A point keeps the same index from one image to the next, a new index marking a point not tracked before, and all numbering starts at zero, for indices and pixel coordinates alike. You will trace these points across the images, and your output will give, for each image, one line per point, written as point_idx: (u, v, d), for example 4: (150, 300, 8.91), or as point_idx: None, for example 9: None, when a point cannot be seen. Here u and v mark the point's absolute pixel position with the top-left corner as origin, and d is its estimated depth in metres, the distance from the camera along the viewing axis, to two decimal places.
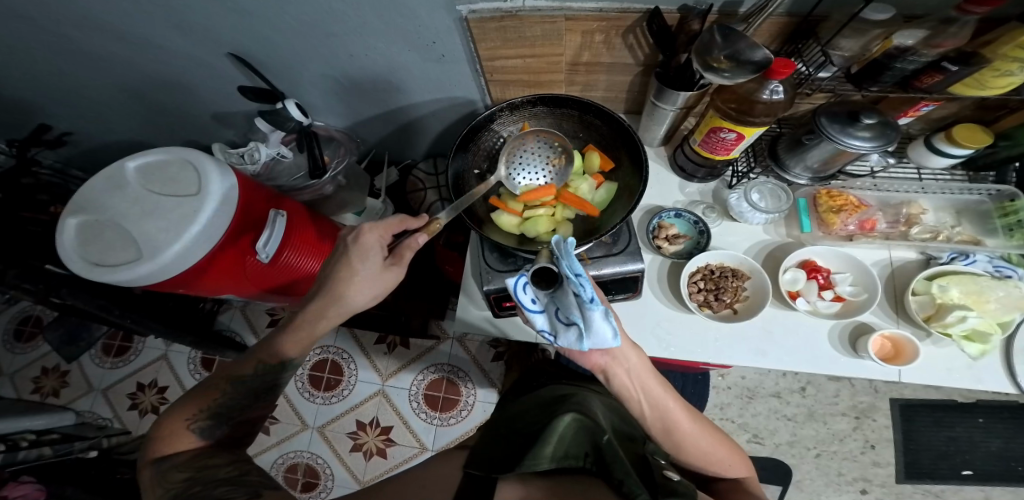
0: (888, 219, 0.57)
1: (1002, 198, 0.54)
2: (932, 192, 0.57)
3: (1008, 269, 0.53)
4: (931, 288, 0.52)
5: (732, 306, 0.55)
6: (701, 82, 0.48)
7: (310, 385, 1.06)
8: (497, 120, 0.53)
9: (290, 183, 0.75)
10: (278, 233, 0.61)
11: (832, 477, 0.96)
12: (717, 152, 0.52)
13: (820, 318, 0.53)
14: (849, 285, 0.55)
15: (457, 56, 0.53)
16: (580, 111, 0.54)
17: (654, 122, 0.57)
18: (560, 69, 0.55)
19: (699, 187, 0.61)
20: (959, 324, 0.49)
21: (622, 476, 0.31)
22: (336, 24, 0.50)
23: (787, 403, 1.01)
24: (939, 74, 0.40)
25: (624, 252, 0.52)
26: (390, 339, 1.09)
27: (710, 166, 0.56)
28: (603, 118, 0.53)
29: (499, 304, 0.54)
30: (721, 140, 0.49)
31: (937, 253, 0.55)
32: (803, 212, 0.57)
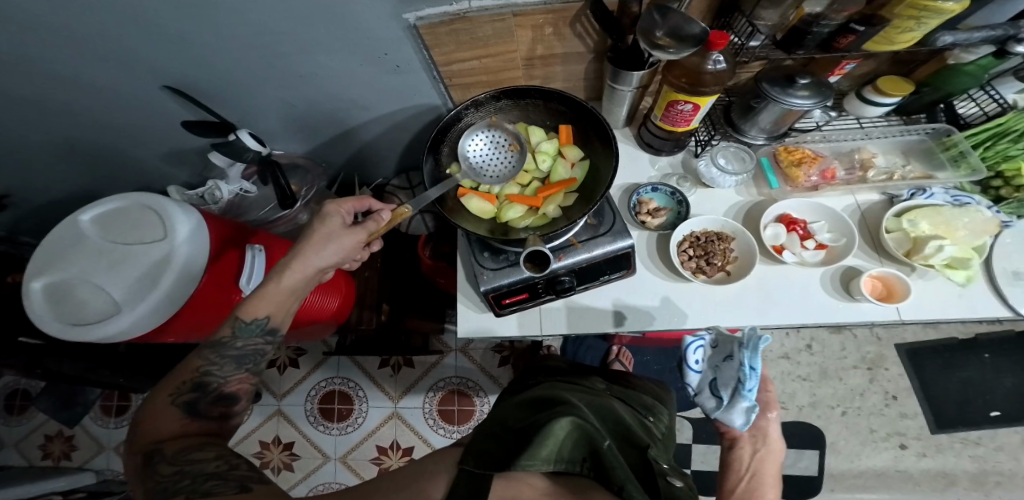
0: (845, 168, 0.59)
1: (939, 135, 0.58)
2: (876, 138, 0.60)
3: (965, 197, 0.55)
4: (902, 225, 0.53)
5: (724, 270, 0.55)
6: (651, 60, 0.50)
7: (321, 417, 1.06)
8: (465, 119, 0.54)
9: (260, 216, 0.77)
10: (258, 267, 0.62)
11: (865, 435, 0.95)
12: (679, 124, 0.52)
13: (811, 267, 0.53)
14: (826, 233, 0.56)
15: (412, 64, 0.55)
16: (545, 100, 0.55)
17: (614, 104, 0.58)
18: (517, 66, 0.56)
19: (667, 161, 0.62)
20: (938, 254, 0.50)
21: (624, 483, 0.32)
22: (288, 45, 0.51)
23: (797, 364, 1.01)
24: (851, 35, 0.42)
25: (610, 232, 0.52)
26: (394, 361, 1.09)
27: (675, 139, 0.58)
28: (566, 104, 0.54)
29: (499, 302, 0.53)
30: (680, 112, 0.50)
31: (897, 192, 0.56)
32: (768, 171, 0.58)
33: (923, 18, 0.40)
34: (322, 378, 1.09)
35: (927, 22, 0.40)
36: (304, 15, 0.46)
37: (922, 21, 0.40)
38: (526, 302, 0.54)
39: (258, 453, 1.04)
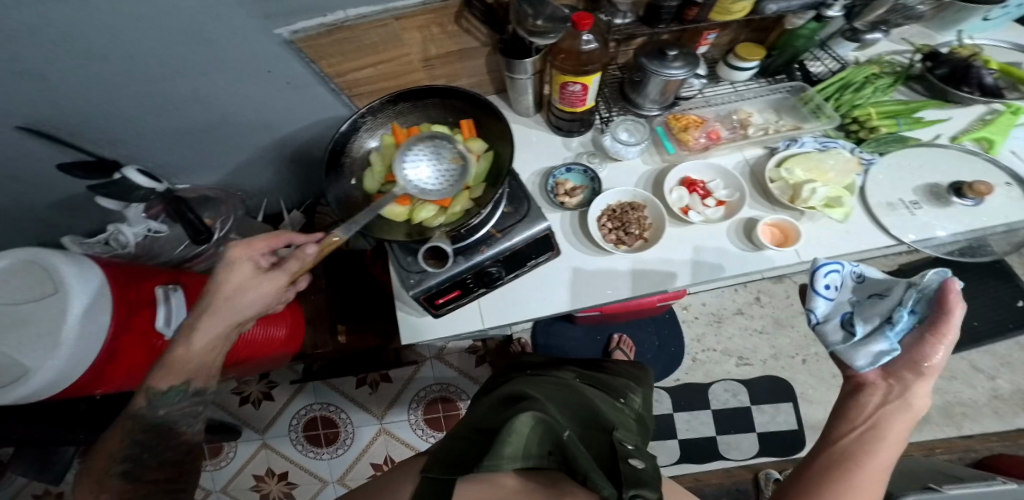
0: (728, 128, 0.66)
1: (797, 92, 0.68)
2: (750, 98, 0.68)
3: (831, 142, 0.64)
4: (782, 175, 0.61)
5: (642, 237, 0.60)
6: (536, 46, 0.53)
7: (309, 445, 1.07)
8: (363, 128, 0.57)
9: (177, 253, 0.79)
10: (179, 304, 0.68)
11: (829, 380, 1.06)
12: (577, 105, 0.57)
13: (715, 222, 0.59)
14: (723, 190, 0.63)
15: (300, 78, 0.58)
16: (442, 97, 0.59)
17: (518, 93, 0.62)
18: (416, 68, 0.60)
19: (581, 140, 0.66)
20: (814, 196, 0.58)
21: (586, 471, 0.37)
22: (180, 70, 0.54)
23: (752, 318, 1.12)
24: (695, 6, 0.51)
25: (527, 217, 0.56)
26: (371, 378, 1.12)
27: (579, 119, 0.62)
28: (463, 98, 0.58)
29: (433, 302, 0.54)
30: (573, 94, 0.54)
31: (776, 144, 0.65)
32: (664, 138, 0.64)
33: None
34: (302, 406, 1.10)
35: None
36: (181, 39, 0.49)
37: None
38: (460, 299, 0.56)
39: (252, 487, 1.04)
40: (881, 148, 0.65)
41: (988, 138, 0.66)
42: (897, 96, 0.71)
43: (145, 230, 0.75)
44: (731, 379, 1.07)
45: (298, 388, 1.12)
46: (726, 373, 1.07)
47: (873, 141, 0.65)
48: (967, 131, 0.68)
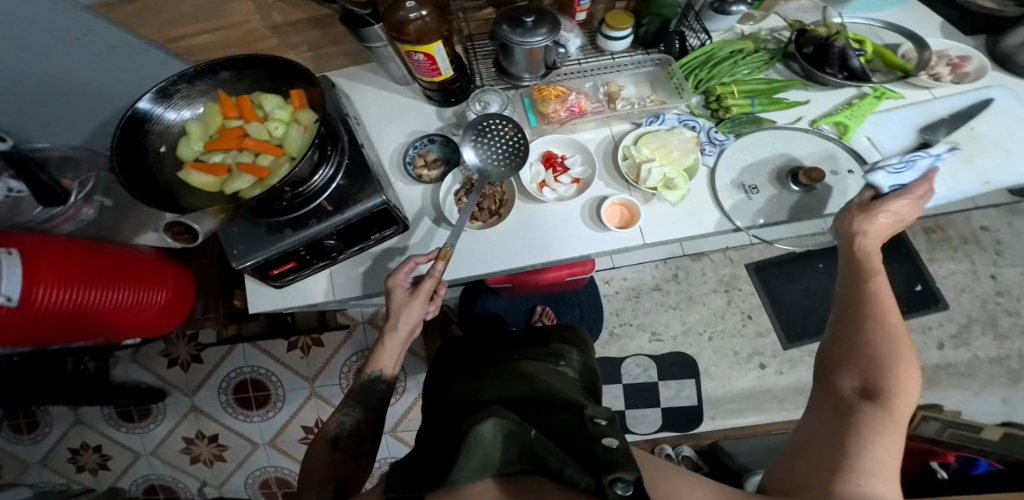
0: (596, 101, 0.96)
1: (664, 64, 0.96)
2: (621, 70, 0.97)
3: (688, 121, 0.94)
4: (632, 155, 0.92)
5: (498, 211, 0.94)
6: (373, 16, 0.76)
7: (238, 408, 1.67)
8: (160, 106, 0.70)
9: (34, 215, 0.89)
10: (5, 273, 0.72)
11: (732, 357, 1.74)
12: (433, 74, 0.84)
13: (565, 200, 0.93)
14: (579, 168, 0.95)
15: (111, 44, 0.82)
16: (269, 63, 0.74)
17: (387, 61, 0.90)
18: (264, 34, 0.86)
19: (454, 109, 0.98)
20: (649, 175, 0.88)
21: (560, 465, 0.50)
22: (24, 10, 0.71)
23: (665, 293, 1.82)
24: None
25: (368, 193, 0.82)
26: (303, 345, 1.69)
27: (443, 89, 0.92)
28: (285, 66, 0.73)
29: (270, 272, 0.85)
30: (421, 62, 0.80)
31: (641, 120, 0.95)
32: (529, 109, 0.96)
33: None
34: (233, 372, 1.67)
35: None
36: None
37: None
38: (295, 269, 0.88)
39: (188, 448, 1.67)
40: (735, 127, 0.95)
41: (843, 122, 0.96)
42: (778, 73, 1.02)
43: (5, 190, 0.87)
44: (644, 348, 1.77)
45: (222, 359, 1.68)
46: (640, 346, 1.77)
47: (727, 121, 0.95)
48: (823, 113, 0.98)
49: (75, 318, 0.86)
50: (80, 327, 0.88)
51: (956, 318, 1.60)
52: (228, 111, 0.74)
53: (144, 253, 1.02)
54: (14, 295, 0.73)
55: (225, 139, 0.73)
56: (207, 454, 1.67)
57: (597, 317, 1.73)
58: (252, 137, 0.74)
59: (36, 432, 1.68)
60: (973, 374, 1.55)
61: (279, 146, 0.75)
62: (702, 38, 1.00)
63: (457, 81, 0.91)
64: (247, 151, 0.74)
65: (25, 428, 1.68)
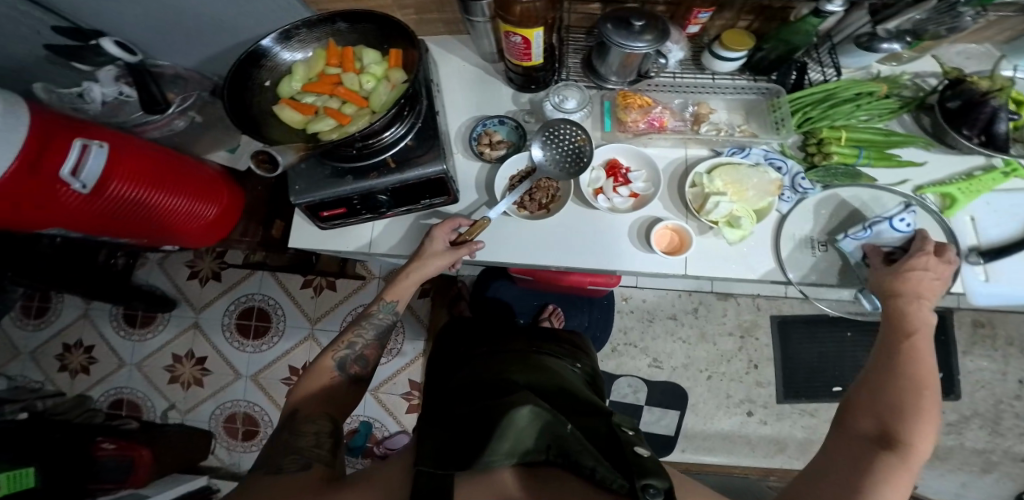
0: (680, 119, 0.94)
1: (772, 94, 0.92)
2: (717, 91, 0.94)
3: (777, 160, 0.92)
4: (703, 182, 0.91)
5: (548, 207, 0.95)
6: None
7: (236, 338, 1.84)
8: (278, 47, 0.75)
9: (133, 119, 0.90)
10: (87, 159, 0.74)
11: (723, 400, 1.76)
12: (524, 58, 0.85)
13: (618, 212, 0.93)
14: (642, 184, 0.94)
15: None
16: (377, 17, 0.74)
17: (483, 36, 0.90)
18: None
19: (530, 96, 0.99)
20: (715, 208, 0.87)
21: (592, 464, 0.56)
22: None
23: (680, 325, 1.82)
24: None
25: (429, 162, 0.82)
26: (317, 286, 1.85)
27: (525, 75, 0.92)
28: (391, 23, 0.74)
29: (319, 213, 0.86)
30: (515, 44, 0.81)
31: (722, 149, 0.94)
32: (606, 114, 0.96)
33: None
34: (244, 301, 1.85)
35: None
36: None
37: None
38: (341, 216, 0.88)
39: (172, 368, 1.84)
40: (827, 177, 0.91)
41: (952, 195, 0.90)
42: (902, 124, 0.95)
43: (117, 93, 0.88)
44: (641, 370, 1.80)
45: (236, 287, 1.87)
46: (637, 368, 1.81)
47: (820, 169, 0.91)
48: (932, 181, 0.92)
49: (133, 218, 0.88)
50: (137, 227, 0.91)
51: (961, 409, 1.59)
52: (328, 56, 0.77)
53: (209, 170, 1.04)
54: (90, 185, 0.75)
55: (321, 82, 0.76)
56: (187, 375, 1.83)
57: (604, 329, 1.73)
58: (344, 86, 0.77)
59: (43, 318, 1.88)
60: (948, 456, 1.57)
61: (366, 99, 0.77)
62: (828, 74, 0.92)
63: (544, 69, 0.91)
64: (337, 99, 0.78)
65: (34, 312, 1.89)
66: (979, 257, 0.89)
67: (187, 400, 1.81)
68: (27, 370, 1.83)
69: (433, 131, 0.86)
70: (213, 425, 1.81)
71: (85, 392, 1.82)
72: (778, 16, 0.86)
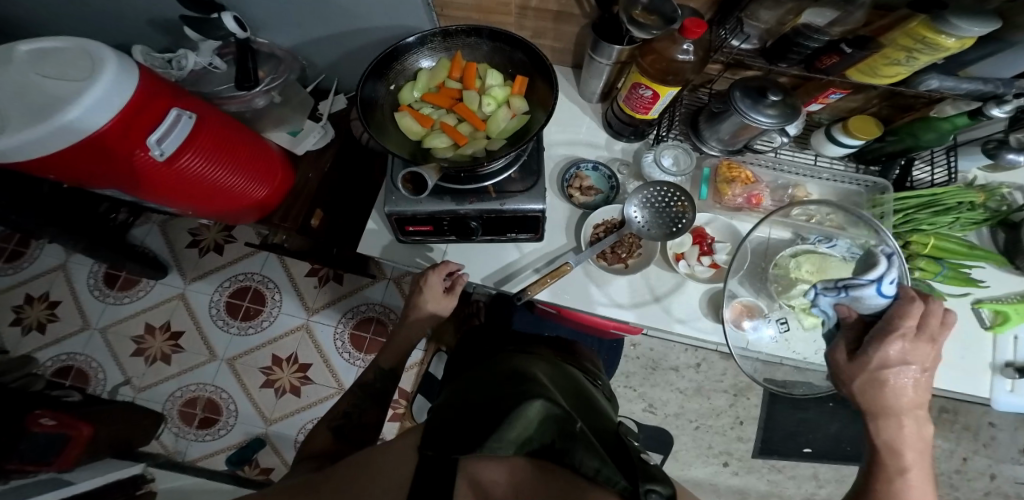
0: (776, 198, 0.98)
1: (875, 189, 0.94)
2: (819, 179, 0.98)
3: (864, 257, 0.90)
4: (789, 265, 0.90)
5: (626, 262, 0.91)
6: (630, 37, 0.80)
7: (227, 317, 1.69)
8: (416, 51, 0.77)
9: (217, 90, 1.07)
10: (178, 125, 0.89)
11: (704, 450, 1.76)
12: (641, 109, 0.85)
13: (697, 279, 0.90)
14: (725, 255, 0.92)
15: None
16: (516, 44, 0.76)
17: (595, 75, 0.92)
18: (510, 12, 0.91)
19: (624, 145, 0.99)
20: (800, 297, 0.87)
21: (601, 465, 0.49)
22: None
23: (681, 376, 1.81)
24: (836, 55, 0.69)
25: (531, 195, 0.77)
26: (323, 276, 1.75)
27: (633, 126, 0.94)
28: (529, 55, 0.76)
29: (403, 228, 0.80)
30: (641, 95, 0.81)
31: (809, 235, 0.93)
32: (704, 181, 0.96)
33: (912, 51, 0.63)
34: (245, 279, 1.73)
35: (910, 57, 0.64)
36: None
37: (911, 54, 0.63)
38: (421, 234, 0.82)
39: (139, 340, 1.66)
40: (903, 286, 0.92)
41: (1006, 313, 0.93)
42: (979, 237, 0.99)
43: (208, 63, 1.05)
44: (634, 413, 1.78)
45: (240, 264, 1.75)
46: (630, 410, 1.78)
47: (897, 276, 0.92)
48: (990, 296, 0.96)
49: (194, 187, 1.00)
50: (193, 196, 1.04)
51: None
52: (453, 70, 0.79)
53: (270, 148, 1.19)
54: (168, 152, 0.88)
55: (442, 95, 0.78)
56: (156, 350, 1.66)
57: (609, 370, 1.68)
58: (463, 102, 0.79)
59: (19, 262, 1.72)
60: None
61: (483, 121, 0.79)
62: (936, 174, 0.94)
63: (651, 123, 0.93)
64: (453, 113, 0.80)
65: (7, 256, 1.73)
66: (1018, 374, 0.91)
67: (146, 381, 1.63)
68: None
69: (540, 168, 0.80)
70: (168, 407, 1.62)
71: (33, 353, 1.62)
72: (902, 104, 0.89)
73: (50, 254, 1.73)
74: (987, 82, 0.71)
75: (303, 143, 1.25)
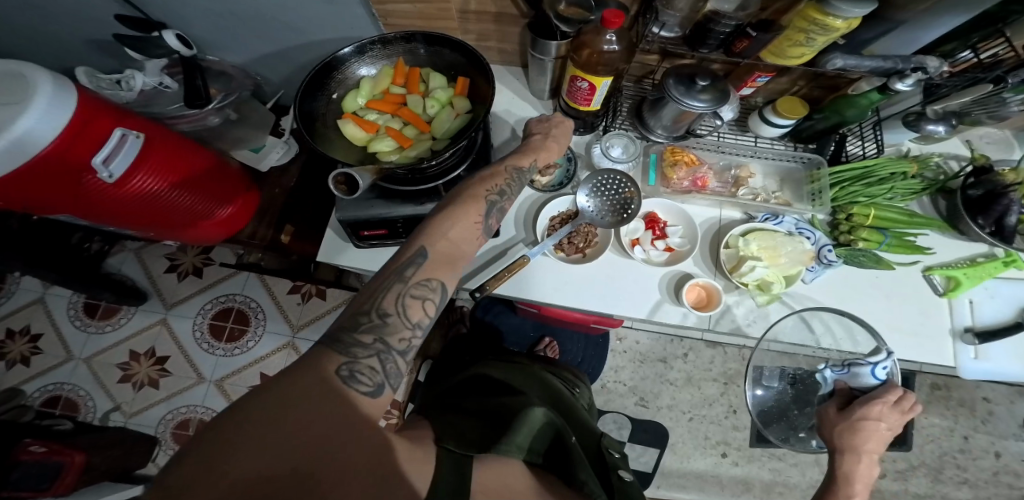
0: (722, 182, 1.00)
1: (812, 165, 0.98)
2: (762, 158, 1.01)
3: (806, 230, 0.95)
4: (738, 244, 0.92)
5: (584, 251, 0.93)
6: (560, 35, 0.85)
7: (213, 337, 1.71)
8: (356, 60, 0.80)
9: (168, 109, 1.08)
10: (125, 147, 0.90)
11: (701, 442, 1.76)
12: (581, 102, 0.89)
13: (653, 264, 0.93)
14: (679, 239, 0.96)
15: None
16: (455, 47, 0.79)
17: (541, 72, 0.96)
18: (453, 17, 0.95)
19: (576, 139, 1.02)
20: (750, 272, 0.90)
21: (589, 479, 0.55)
22: None
23: (670, 368, 1.83)
24: (746, 39, 0.74)
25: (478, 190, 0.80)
26: (305, 291, 1.77)
27: (581, 119, 0.98)
28: (467, 56, 0.79)
29: (359, 233, 0.83)
30: (579, 88, 0.85)
31: (757, 213, 0.97)
32: (652, 168, 0.98)
33: (808, 30, 0.67)
34: (228, 298, 1.76)
35: (809, 37, 0.69)
36: None
37: (809, 34, 0.68)
38: (377, 238, 0.86)
39: (125, 366, 1.68)
40: (850, 256, 0.94)
41: (958, 278, 0.95)
42: (921, 205, 1.03)
43: (157, 83, 1.06)
44: (629, 408, 1.79)
45: (223, 283, 1.78)
46: (624, 405, 1.79)
47: (845, 248, 0.95)
48: (941, 263, 0.98)
49: (145, 208, 1.02)
50: (143, 217, 1.05)
51: (911, 459, 1.56)
52: (396, 76, 0.83)
53: (229, 165, 1.23)
54: (117, 175, 0.90)
55: (385, 101, 0.81)
56: (142, 376, 1.67)
57: (596, 365, 1.69)
58: (408, 107, 0.83)
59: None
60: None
61: (428, 124, 0.83)
62: (868, 147, 0.97)
63: (597, 115, 0.97)
64: (399, 118, 0.83)
65: None
66: (974, 338, 0.92)
67: (134, 408, 1.63)
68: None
69: (485, 163, 0.84)
70: (160, 431, 1.62)
71: (19, 385, 1.63)
72: (829, 86, 0.93)
73: (32, 290, 1.75)
74: (887, 58, 0.74)
75: (267, 159, 1.29)
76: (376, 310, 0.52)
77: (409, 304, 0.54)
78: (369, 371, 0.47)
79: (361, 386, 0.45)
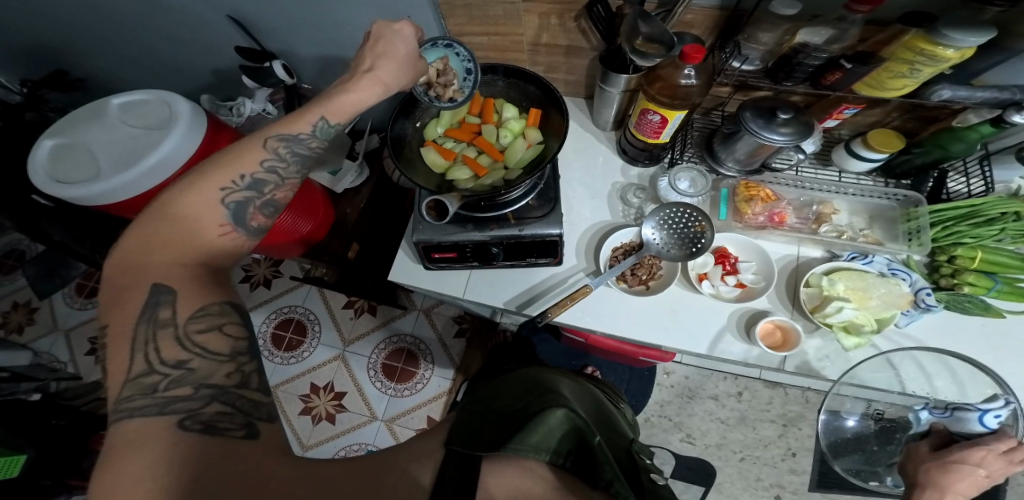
0: (803, 217, 0.95)
1: (909, 202, 0.91)
2: (847, 193, 0.95)
3: (901, 272, 0.87)
4: (821, 282, 0.86)
5: (647, 284, 0.91)
6: (634, 67, 0.85)
7: (272, 345, 1.79)
8: None
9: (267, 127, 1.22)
10: None
11: (751, 483, 1.62)
12: (652, 135, 0.87)
13: (723, 300, 0.88)
14: (752, 275, 0.91)
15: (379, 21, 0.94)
16: (531, 81, 0.81)
17: (606, 105, 0.96)
18: (524, 50, 0.98)
19: (640, 170, 1.01)
20: (837, 315, 0.83)
21: (613, 479, 0.50)
22: None
23: (722, 406, 1.71)
24: (839, 71, 0.71)
25: (547, 218, 0.80)
26: (359, 306, 1.83)
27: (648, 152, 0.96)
28: (542, 90, 0.81)
29: (429, 257, 0.85)
30: (651, 121, 0.83)
31: (841, 252, 0.91)
32: (724, 201, 0.95)
33: (913, 61, 0.64)
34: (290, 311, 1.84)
35: (915, 68, 0.66)
36: None
37: (915, 65, 0.65)
38: (445, 263, 0.87)
39: None
40: (956, 303, 0.86)
41: None
42: None
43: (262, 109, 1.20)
44: (674, 444, 1.68)
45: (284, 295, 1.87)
46: (669, 441, 1.69)
47: (947, 293, 0.86)
48: None
49: None
50: None
51: None
52: (474, 107, 0.86)
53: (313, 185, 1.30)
54: None
55: (462, 130, 0.85)
56: None
57: (641, 399, 1.61)
58: (483, 137, 0.85)
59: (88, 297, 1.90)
60: None
61: (501, 152, 0.84)
62: (974, 184, 0.89)
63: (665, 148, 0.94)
64: (474, 147, 0.86)
65: None
66: None
67: None
68: (57, 347, 1.71)
69: (553, 194, 0.83)
70: None
71: None
72: (924, 117, 0.86)
73: None
74: (1004, 89, 0.70)
75: (343, 182, 1.35)
76: (152, 366, 0.45)
77: (201, 340, 0.48)
78: (222, 418, 0.45)
79: (225, 434, 0.44)
